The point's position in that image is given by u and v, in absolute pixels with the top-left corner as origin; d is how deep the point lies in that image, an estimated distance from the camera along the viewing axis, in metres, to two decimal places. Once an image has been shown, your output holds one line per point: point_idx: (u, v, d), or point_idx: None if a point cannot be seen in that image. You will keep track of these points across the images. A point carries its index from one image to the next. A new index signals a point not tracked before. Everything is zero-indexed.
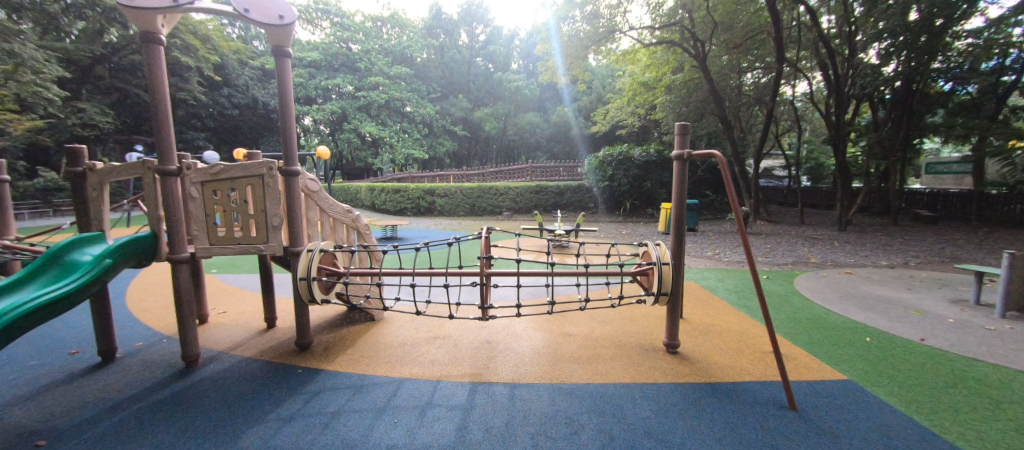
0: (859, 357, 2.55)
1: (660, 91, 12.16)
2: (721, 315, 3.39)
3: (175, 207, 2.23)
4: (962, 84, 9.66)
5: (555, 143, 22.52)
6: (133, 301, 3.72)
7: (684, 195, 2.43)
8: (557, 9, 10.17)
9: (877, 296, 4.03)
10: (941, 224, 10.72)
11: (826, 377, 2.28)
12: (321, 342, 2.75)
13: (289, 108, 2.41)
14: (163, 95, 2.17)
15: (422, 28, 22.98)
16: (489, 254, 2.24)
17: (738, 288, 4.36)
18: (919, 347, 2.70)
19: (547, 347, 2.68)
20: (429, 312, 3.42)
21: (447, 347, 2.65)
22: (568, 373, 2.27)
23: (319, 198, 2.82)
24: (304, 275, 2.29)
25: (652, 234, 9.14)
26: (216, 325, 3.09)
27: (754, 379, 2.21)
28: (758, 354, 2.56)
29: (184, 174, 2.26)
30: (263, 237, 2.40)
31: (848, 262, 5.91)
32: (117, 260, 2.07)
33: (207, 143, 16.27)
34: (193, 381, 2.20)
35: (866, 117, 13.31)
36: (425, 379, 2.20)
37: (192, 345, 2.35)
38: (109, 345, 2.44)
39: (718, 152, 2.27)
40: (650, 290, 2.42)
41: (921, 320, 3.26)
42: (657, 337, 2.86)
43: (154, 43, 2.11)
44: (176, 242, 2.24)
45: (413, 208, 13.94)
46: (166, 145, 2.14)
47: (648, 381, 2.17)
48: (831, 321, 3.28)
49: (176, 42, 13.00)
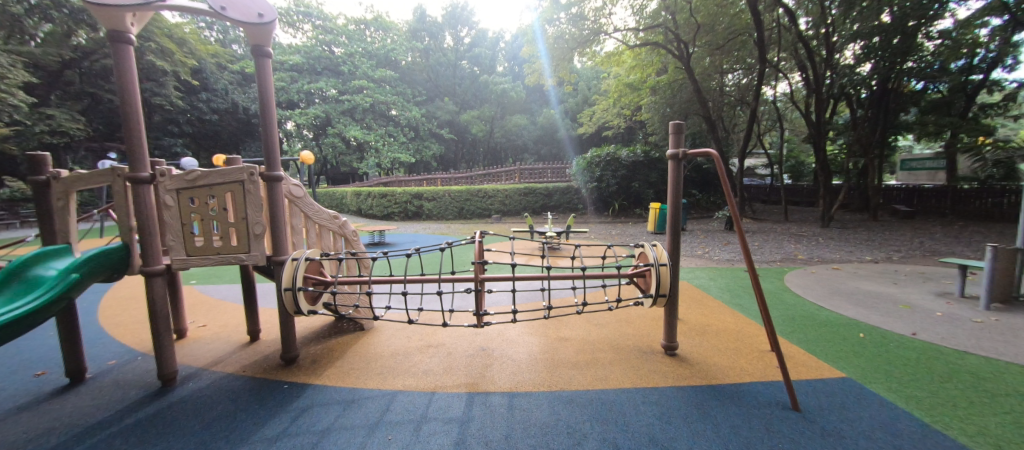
0: (853, 354, 2.58)
1: (645, 92, 12.35)
2: (716, 315, 3.39)
3: (148, 217, 2.08)
4: (933, 83, 10.12)
5: (542, 145, 22.67)
6: (106, 316, 3.51)
7: (680, 196, 2.41)
8: (541, 12, 10.18)
9: (865, 291, 4.09)
10: (919, 219, 11.04)
11: (824, 375, 2.28)
12: (308, 355, 2.63)
13: (270, 111, 2.29)
14: (134, 98, 2.03)
15: (406, 32, 22.78)
16: (483, 260, 2.14)
17: (729, 287, 4.38)
18: (910, 341, 2.75)
19: (544, 352, 2.62)
20: (422, 319, 3.34)
21: (441, 355, 2.57)
22: (566, 380, 2.21)
23: (303, 204, 2.71)
24: (289, 285, 2.19)
25: (641, 234, 9.20)
26: (195, 339, 2.92)
27: (755, 380, 2.18)
28: (755, 354, 2.55)
29: (157, 181, 2.11)
30: (245, 246, 2.27)
31: (834, 258, 6.01)
32: (86, 273, 1.93)
33: (185, 150, 15.77)
34: (171, 401, 2.07)
35: (843, 116, 13.74)
36: (419, 390, 2.11)
37: (169, 362, 2.21)
38: (78, 365, 2.27)
39: (713, 151, 2.26)
40: (648, 291, 2.36)
41: (910, 314, 3.32)
42: (654, 339, 2.84)
43: (124, 43, 1.97)
44: (151, 254, 2.11)
45: (401, 213, 13.72)
46: (138, 151, 2.00)
47: (649, 386, 2.12)
48: (823, 318, 3.30)
49: (150, 45, 12.58)
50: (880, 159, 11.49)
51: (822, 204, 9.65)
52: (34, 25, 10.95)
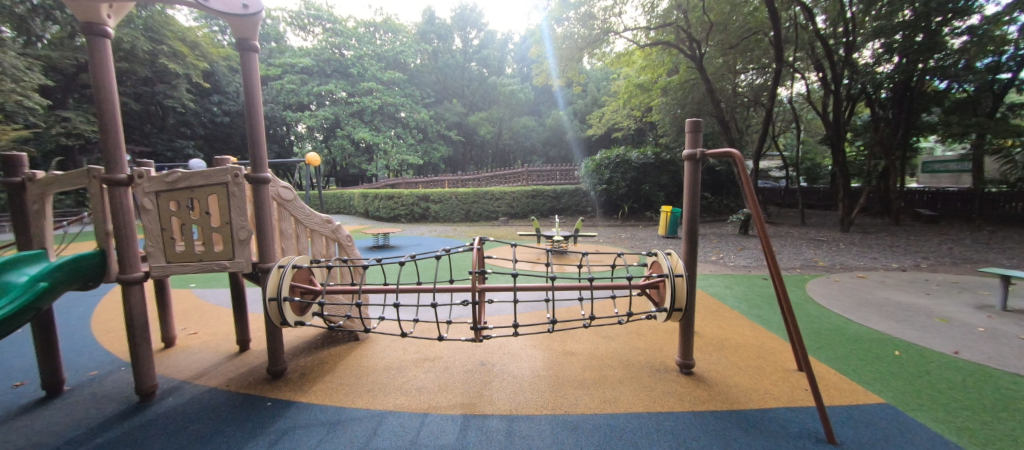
0: (889, 375, 2.34)
1: (656, 93, 12.10)
2: (734, 327, 3.15)
3: (125, 220, 1.95)
4: (958, 83, 9.69)
5: (550, 147, 22.54)
6: (97, 323, 3.41)
7: (697, 200, 2.21)
8: (550, 11, 10.05)
9: (896, 302, 3.80)
10: (944, 224, 10.56)
11: (862, 400, 2.04)
12: (298, 367, 2.49)
13: (256, 111, 2.15)
14: (111, 95, 1.90)
15: (415, 34, 22.81)
16: (482, 268, 1.90)
17: (746, 296, 4.14)
18: (955, 361, 2.49)
19: (548, 368, 2.43)
20: (418, 331, 3.17)
21: (437, 371, 2.39)
22: (572, 402, 2.02)
23: (293, 207, 2.57)
24: (275, 294, 2.03)
25: (652, 238, 8.92)
26: (183, 348, 2.81)
27: (783, 406, 1.96)
28: (780, 374, 2.32)
29: (135, 183, 1.98)
30: (229, 251, 2.14)
31: (857, 265, 5.69)
32: (57, 282, 1.79)
33: (196, 152, 15.82)
34: (146, 419, 1.93)
35: (861, 117, 13.31)
36: (411, 411, 1.94)
37: (147, 375, 2.08)
38: (55, 377, 2.15)
39: (734, 150, 2.05)
40: (661, 305, 2.16)
41: (949, 330, 3.04)
42: (667, 354, 2.63)
43: (99, 36, 1.83)
44: (129, 260, 1.98)
45: (407, 215, 13.58)
46: (112, 149, 1.87)
47: (662, 410, 1.92)
48: (852, 333, 3.04)
49: (164, 48, 12.82)
50: (902, 160, 11.06)
51: (841, 208, 9.27)
52: (42, 26, 10.98)
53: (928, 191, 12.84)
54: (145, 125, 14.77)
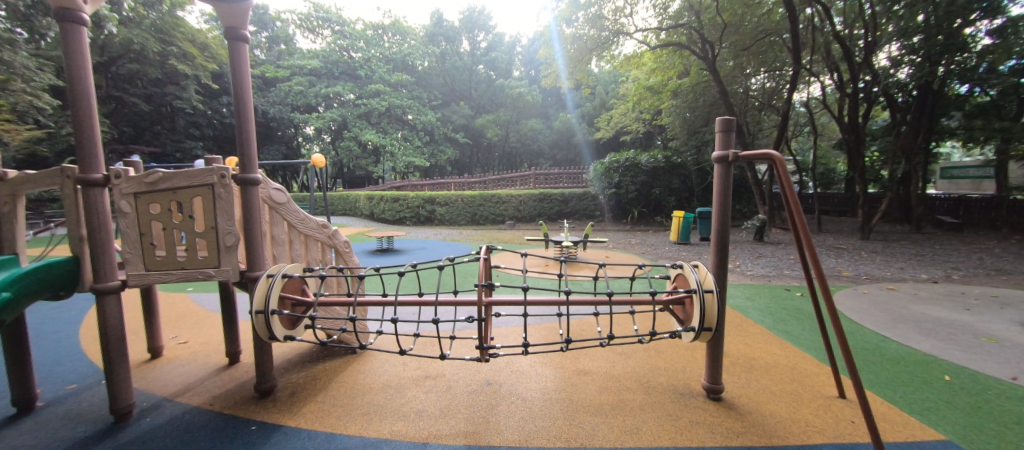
0: (944, 405, 2.08)
1: (666, 96, 11.87)
2: (761, 345, 2.91)
3: (99, 225, 1.78)
4: (979, 87, 9.20)
5: (558, 150, 22.45)
6: (85, 331, 3.26)
7: (728, 207, 1.99)
8: (558, 12, 9.84)
9: (934, 318, 3.51)
10: (968, 232, 10.17)
11: (919, 436, 1.79)
12: (289, 384, 2.30)
13: (246, 107, 1.98)
14: (88, 88, 1.75)
15: (423, 36, 22.81)
16: (489, 280, 1.69)
17: (769, 308, 3.89)
18: (1015, 390, 2.22)
19: (560, 390, 2.21)
20: (418, 346, 2.97)
21: (438, 392, 2.19)
22: (588, 432, 1.80)
23: (286, 211, 2.41)
24: (261, 308, 1.83)
25: (664, 244, 8.68)
26: (171, 359, 2.65)
27: (829, 441, 1.72)
28: (819, 402, 2.07)
29: (112, 184, 1.81)
30: (214, 259, 1.96)
31: (884, 275, 5.40)
32: (19, 292, 1.61)
33: (205, 152, 15.86)
34: (120, 441, 1.75)
35: (879, 121, 12.94)
36: (408, 440, 1.73)
37: (123, 393, 1.90)
38: (27, 393, 1.99)
39: (774, 151, 1.82)
40: (687, 323, 1.93)
41: (1000, 351, 2.77)
42: (690, 376, 2.40)
43: (75, 23, 1.67)
44: (103, 268, 1.81)
45: (413, 217, 13.45)
46: (86, 147, 1.71)
47: (692, 445, 1.69)
48: (893, 353, 2.78)
49: (174, 50, 12.87)
50: (922, 165, 10.69)
51: (861, 214, 8.90)
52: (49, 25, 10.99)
53: (950, 197, 12.37)
54: (155, 126, 14.91)
